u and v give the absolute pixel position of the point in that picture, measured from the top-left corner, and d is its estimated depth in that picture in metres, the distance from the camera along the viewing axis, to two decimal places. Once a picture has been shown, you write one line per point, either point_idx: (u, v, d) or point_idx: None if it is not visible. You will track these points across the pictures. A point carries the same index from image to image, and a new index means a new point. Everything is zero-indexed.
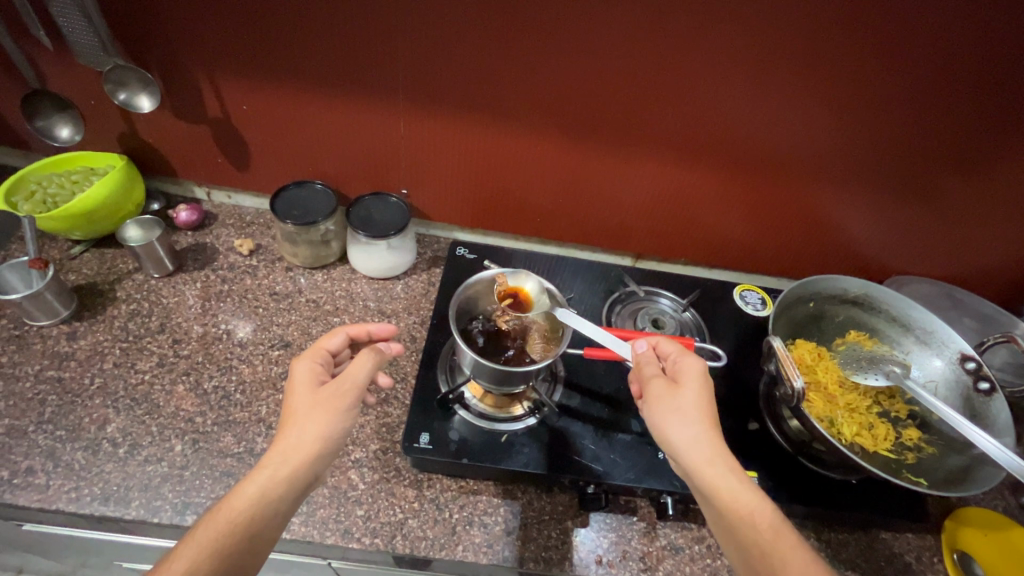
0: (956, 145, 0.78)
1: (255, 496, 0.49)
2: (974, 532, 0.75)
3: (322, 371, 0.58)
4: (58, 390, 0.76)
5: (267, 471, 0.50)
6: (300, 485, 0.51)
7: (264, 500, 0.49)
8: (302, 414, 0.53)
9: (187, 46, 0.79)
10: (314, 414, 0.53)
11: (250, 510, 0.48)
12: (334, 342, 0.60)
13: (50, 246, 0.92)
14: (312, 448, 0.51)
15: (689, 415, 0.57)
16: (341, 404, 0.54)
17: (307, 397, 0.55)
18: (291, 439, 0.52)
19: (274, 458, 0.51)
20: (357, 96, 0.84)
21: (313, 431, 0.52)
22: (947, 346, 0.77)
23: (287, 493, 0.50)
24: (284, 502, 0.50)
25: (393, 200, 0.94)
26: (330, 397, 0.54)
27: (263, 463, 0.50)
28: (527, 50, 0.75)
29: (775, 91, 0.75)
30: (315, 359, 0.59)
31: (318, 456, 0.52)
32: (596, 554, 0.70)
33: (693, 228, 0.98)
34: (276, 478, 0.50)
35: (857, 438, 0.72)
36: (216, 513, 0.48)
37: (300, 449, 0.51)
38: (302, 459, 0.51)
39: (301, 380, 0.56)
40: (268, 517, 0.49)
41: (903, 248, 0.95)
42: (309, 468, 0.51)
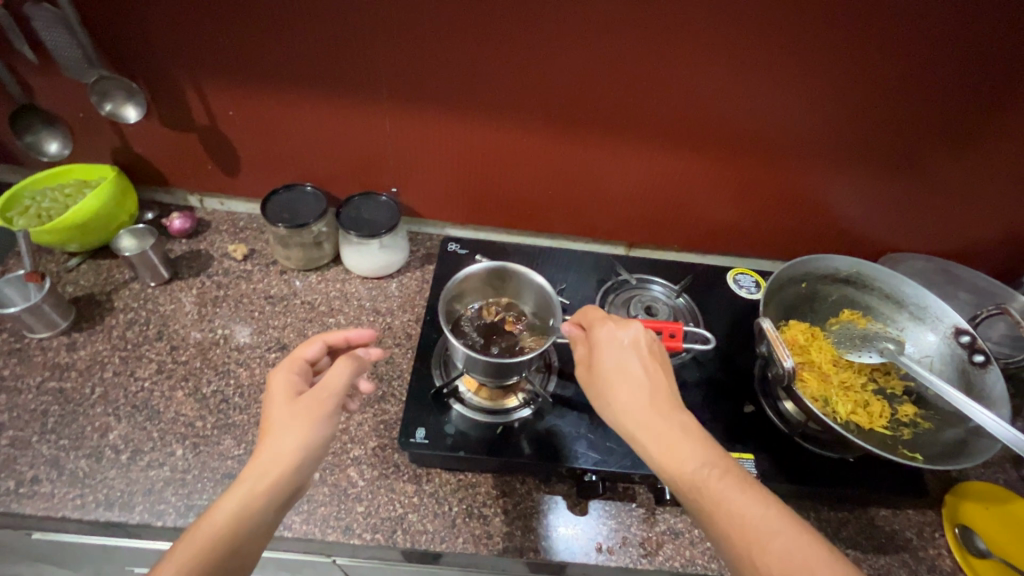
0: (944, 118, 0.78)
1: (235, 511, 0.49)
2: (974, 506, 0.74)
3: (299, 381, 0.58)
4: (60, 400, 0.77)
5: (247, 486, 0.50)
6: (282, 496, 0.51)
7: (246, 514, 0.49)
8: (281, 426, 0.53)
9: (170, 55, 0.79)
10: (293, 425, 0.53)
11: (232, 526, 0.48)
12: (312, 350, 0.61)
13: (48, 259, 0.93)
14: (293, 458, 0.52)
15: (607, 390, 0.57)
16: (321, 411, 0.55)
17: (284, 408, 0.55)
18: (270, 452, 0.52)
19: (254, 472, 0.51)
20: (342, 97, 0.84)
21: (293, 441, 0.53)
22: (941, 321, 0.77)
23: (269, 505, 0.50)
24: (265, 514, 0.50)
25: (382, 199, 0.94)
26: (309, 407, 0.55)
27: (243, 479, 0.51)
28: (507, 42, 0.75)
29: (759, 73, 0.75)
30: (292, 368, 0.59)
31: (300, 466, 0.53)
32: (596, 542, 0.70)
33: (684, 214, 0.98)
34: (258, 491, 0.50)
35: (853, 417, 0.72)
36: (194, 534, 0.47)
37: (280, 461, 0.52)
38: (282, 471, 0.51)
39: (278, 390, 0.57)
40: (249, 531, 0.49)
41: (896, 225, 0.95)
42: (291, 479, 0.52)
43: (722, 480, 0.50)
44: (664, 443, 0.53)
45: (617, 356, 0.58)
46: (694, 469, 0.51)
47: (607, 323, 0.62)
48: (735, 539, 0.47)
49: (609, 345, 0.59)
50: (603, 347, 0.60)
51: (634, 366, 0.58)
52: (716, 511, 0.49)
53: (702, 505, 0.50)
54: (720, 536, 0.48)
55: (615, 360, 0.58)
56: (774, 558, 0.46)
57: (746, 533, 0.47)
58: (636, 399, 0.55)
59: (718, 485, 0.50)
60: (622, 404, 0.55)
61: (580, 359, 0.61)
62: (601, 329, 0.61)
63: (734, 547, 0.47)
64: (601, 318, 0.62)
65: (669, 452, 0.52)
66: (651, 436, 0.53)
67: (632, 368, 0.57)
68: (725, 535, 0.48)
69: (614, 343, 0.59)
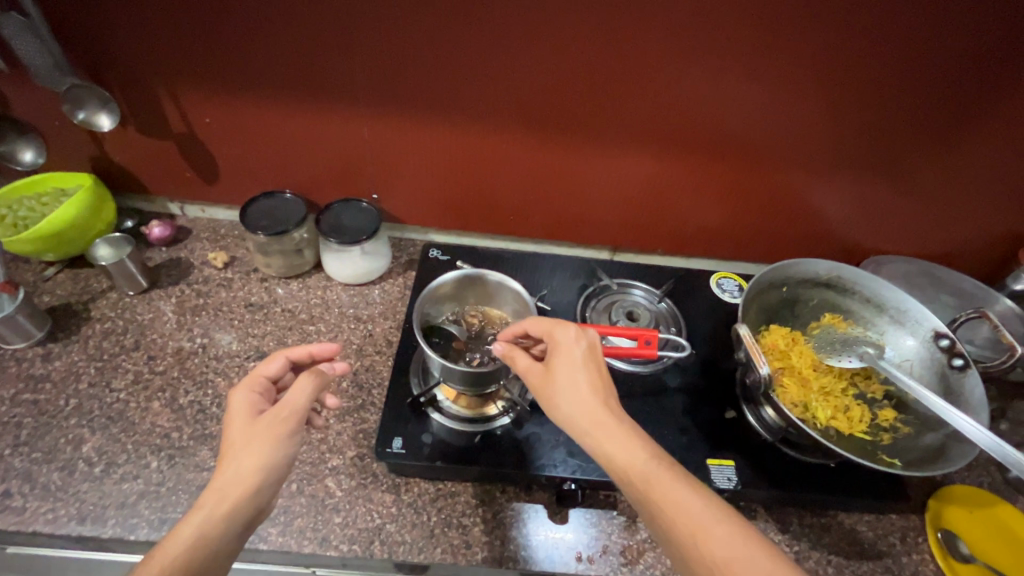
0: (921, 121, 0.78)
1: (193, 537, 0.48)
2: (958, 510, 0.74)
3: (260, 401, 0.58)
4: (33, 412, 0.76)
5: (205, 510, 0.50)
6: (241, 520, 0.51)
7: (202, 540, 0.48)
8: (239, 448, 0.53)
9: (144, 63, 0.79)
10: (250, 447, 0.53)
11: (186, 554, 0.47)
12: (273, 367, 0.61)
13: (24, 268, 0.92)
14: (251, 480, 0.52)
15: (568, 395, 0.56)
16: (280, 431, 0.55)
17: (243, 429, 0.55)
18: (227, 475, 0.52)
19: (211, 497, 0.51)
20: (319, 103, 0.83)
21: (251, 463, 0.52)
22: (921, 325, 0.76)
23: (226, 530, 0.50)
24: (225, 538, 0.50)
25: (363, 205, 0.94)
26: (267, 427, 0.55)
27: (201, 503, 0.50)
28: (483, 48, 0.74)
29: (735, 77, 0.75)
30: (253, 387, 0.59)
31: (260, 487, 0.52)
32: (577, 551, 0.70)
33: (666, 218, 0.98)
34: (214, 516, 0.50)
35: (833, 422, 0.72)
36: (147, 565, 0.47)
37: (239, 483, 0.51)
38: (242, 493, 0.51)
39: (238, 412, 0.57)
40: (206, 558, 0.48)
41: (879, 228, 0.95)
42: (249, 502, 0.51)
43: (665, 473, 0.51)
44: (617, 444, 0.53)
45: (575, 359, 0.58)
46: (642, 464, 0.52)
47: (559, 326, 0.61)
48: (680, 531, 0.48)
49: (566, 348, 0.59)
50: (560, 351, 0.59)
51: (586, 370, 0.58)
52: (663, 505, 0.50)
53: (650, 500, 0.50)
54: (667, 530, 0.49)
55: (573, 364, 0.57)
56: (717, 544, 0.47)
57: (690, 523, 0.48)
58: (582, 400, 0.55)
59: (663, 479, 0.51)
60: (573, 406, 0.55)
61: (534, 366, 0.59)
62: (557, 333, 0.60)
63: (680, 539, 0.48)
64: (553, 323, 0.61)
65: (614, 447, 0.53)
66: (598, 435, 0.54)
67: (589, 371, 0.58)
68: (671, 528, 0.49)
69: (572, 347, 0.59)
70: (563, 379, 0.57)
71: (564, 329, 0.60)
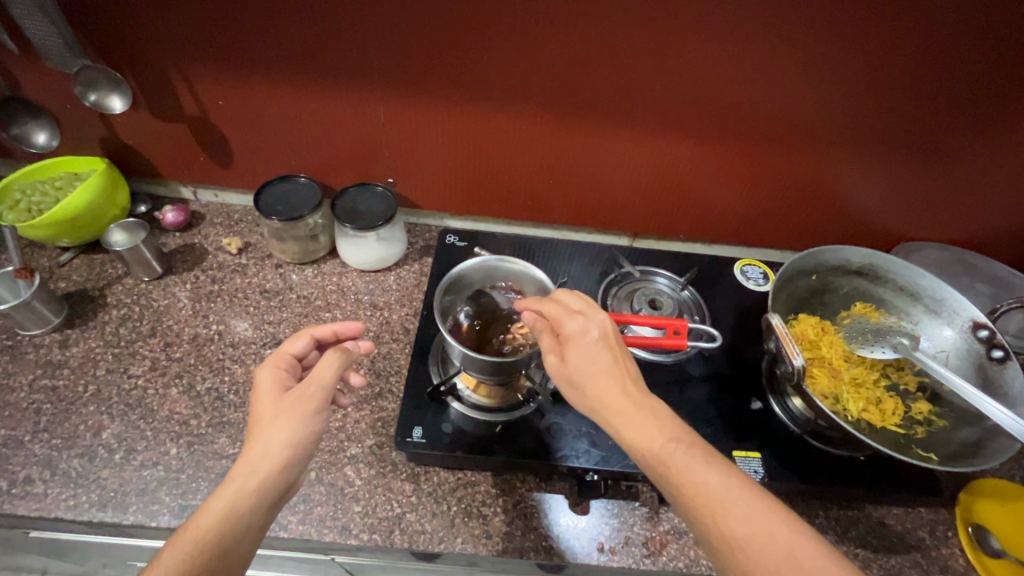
0: (967, 101, 0.74)
1: (222, 513, 0.48)
2: (990, 505, 0.72)
3: (286, 377, 0.58)
4: (52, 399, 0.76)
5: (234, 485, 0.49)
6: (271, 496, 0.50)
7: (234, 514, 0.48)
8: (268, 423, 0.53)
9: (155, 43, 0.77)
10: (278, 423, 0.52)
11: (218, 528, 0.47)
12: (298, 346, 0.61)
13: (39, 254, 0.91)
14: (279, 456, 0.51)
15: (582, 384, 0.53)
16: (308, 407, 0.54)
17: (270, 405, 0.54)
18: (255, 451, 0.51)
19: (241, 472, 0.50)
20: (334, 85, 0.81)
21: (280, 439, 0.52)
22: (958, 315, 0.74)
23: (257, 505, 0.49)
24: (254, 514, 0.49)
25: (378, 190, 0.92)
26: (295, 403, 0.54)
27: (229, 480, 0.50)
28: (504, 25, 0.71)
29: (770, 56, 0.71)
30: (279, 365, 0.59)
31: (288, 465, 0.51)
32: (598, 541, 0.69)
33: (689, 204, 0.95)
34: (245, 491, 0.49)
35: (865, 414, 0.70)
36: (183, 535, 0.47)
37: (267, 459, 0.51)
38: (269, 469, 0.50)
39: (266, 387, 0.56)
40: (238, 532, 0.48)
41: (911, 214, 0.91)
42: (277, 479, 0.51)
43: (686, 451, 0.49)
44: (635, 426, 0.50)
45: (587, 347, 0.54)
46: (660, 444, 0.49)
47: (568, 313, 0.57)
48: (698, 508, 0.46)
49: (577, 338, 0.55)
50: (570, 341, 0.55)
51: (606, 353, 0.54)
52: (682, 482, 0.47)
53: (668, 478, 0.48)
54: (687, 508, 0.47)
55: (585, 352, 0.54)
56: (739, 526, 0.45)
57: (710, 500, 0.46)
58: (604, 382, 0.52)
59: (682, 457, 0.48)
60: (596, 389, 0.52)
61: (546, 355, 0.56)
62: (564, 322, 0.57)
63: (699, 518, 0.46)
64: (563, 309, 0.58)
65: (635, 426, 0.50)
66: (619, 416, 0.51)
67: (605, 357, 0.54)
68: (691, 506, 0.47)
69: (582, 334, 0.55)
70: (576, 368, 0.54)
71: (573, 317, 0.57)
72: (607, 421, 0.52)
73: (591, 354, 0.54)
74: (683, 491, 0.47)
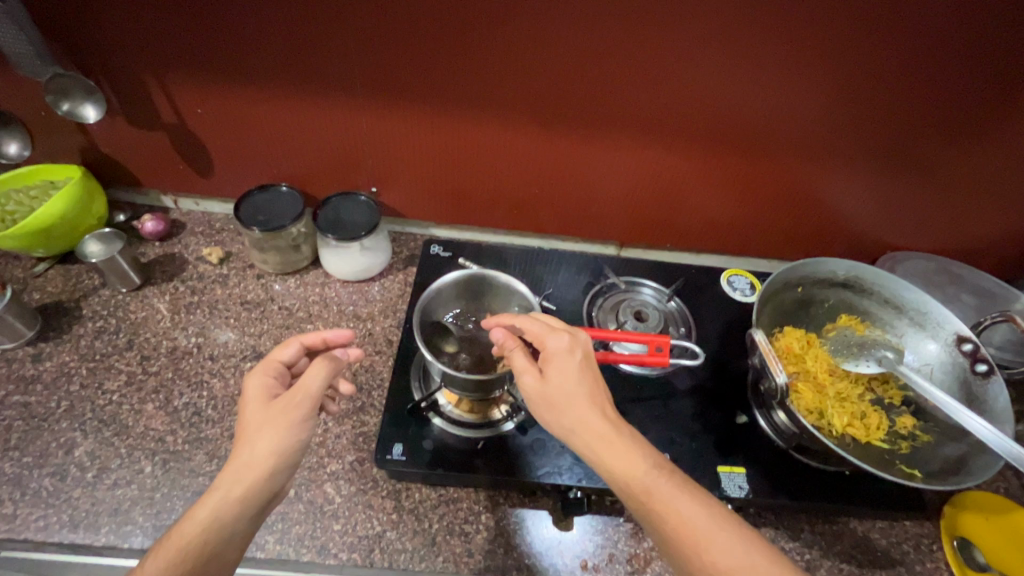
0: (949, 114, 0.74)
1: (206, 521, 0.47)
2: (975, 517, 0.70)
3: (275, 384, 0.56)
4: (24, 415, 0.74)
5: (219, 493, 0.48)
6: (256, 504, 0.49)
7: (217, 523, 0.47)
8: (253, 431, 0.51)
9: (131, 52, 0.75)
10: (264, 430, 0.51)
11: (201, 537, 0.46)
12: (287, 353, 0.59)
13: (14, 265, 0.89)
14: (266, 464, 0.50)
15: (560, 404, 0.52)
16: (294, 415, 0.53)
17: (259, 411, 0.53)
18: (242, 459, 0.50)
19: (226, 480, 0.49)
20: (316, 94, 0.80)
21: (265, 447, 0.50)
22: (942, 328, 0.74)
23: (242, 513, 0.48)
24: (239, 523, 0.48)
25: (362, 199, 0.90)
26: (281, 411, 0.53)
27: (214, 488, 0.49)
28: (485, 35, 0.70)
29: (756, 66, 0.70)
30: (268, 372, 0.57)
31: (273, 473, 0.50)
32: (582, 559, 0.68)
33: (676, 214, 0.95)
34: (229, 499, 0.48)
35: (849, 429, 0.69)
36: (166, 542, 0.46)
37: (253, 466, 0.50)
38: (256, 477, 0.49)
39: (253, 395, 0.55)
40: (222, 541, 0.47)
41: (896, 224, 0.91)
42: (264, 487, 0.50)
43: (669, 483, 0.49)
44: (615, 454, 0.50)
45: (570, 366, 0.54)
46: (644, 472, 0.49)
47: (551, 333, 0.57)
48: (683, 540, 0.46)
49: (558, 356, 0.55)
50: (551, 359, 0.55)
51: (583, 374, 0.54)
52: (664, 512, 0.47)
53: (650, 507, 0.48)
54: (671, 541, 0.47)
55: (567, 370, 0.54)
56: (722, 552, 0.45)
57: (695, 532, 0.46)
58: (582, 403, 0.52)
59: (664, 488, 0.48)
60: (573, 408, 0.52)
61: (524, 370, 0.55)
62: (548, 340, 0.57)
63: (684, 552, 0.46)
64: (545, 328, 0.58)
65: (614, 451, 0.50)
66: (596, 441, 0.50)
67: (585, 376, 0.54)
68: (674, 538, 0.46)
69: (565, 352, 0.55)
70: (556, 386, 0.53)
71: (555, 336, 0.57)
72: (585, 445, 0.51)
73: (573, 374, 0.54)
74: (667, 520, 0.47)
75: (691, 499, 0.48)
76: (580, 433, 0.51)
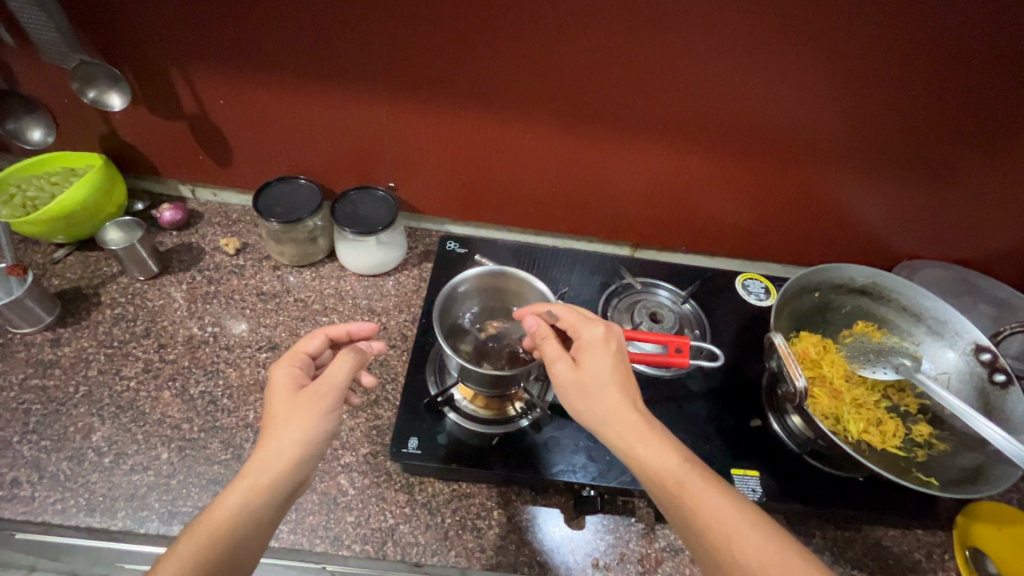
0: (973, 124, 0.73)
1: (236, 507, 0.47)
2: (987, 527, 0.70)
3: (301, 374, 0.57)
4: (43, 399, 0.75)
5: (248, 480, 0.49)
6: (283, 492, 0.50)
7: (248, 509, 0.48)
8: (281, 420, 0.52)
9: (157, 41, 0.76)
10: (293, 420, 0.52)
11: (230, 523, 0.47)
12: (313, 344, 0.60)
13: (33, 250, 0.90)
14: (295, 453, 0.50)
15: (591, 393, 0.54)
16: (321, 405, 0.53)
17: (286, 401, 0.54)
18: (271, 447, 0.50)
19: (254, 467, 0.50)
20: (338, 88, 0.80)
21: (294, 436, 0.51)
22: (960, 337, 0.73)
23: (270, 500, 0.49)
24: (267, 510, 0.49)
25: (379, 193, 0.91)
26: (309, 400, 0.53)
27: (242, 475, 0.49)
28: (510, 33, 0.70)
29: (780, 70, 0.70)
30: (293, 362, 0.58)
31: (301, 462, 0.51)
32: (593, 557, 0.68)
33: (692, 216, 0.95)
34: (260, 486, 0.49)
35: (865, 436, 0.69)
36: (196, 528, 0.46)
37: (282, 455, 0.50)
38: (285, 465, 0.50)
39: (279, 384, 0.55)
40: (250, 528, 0.47)
41: (913, 232, 0.91)
42: (291, 475, 0.50)
43: (701, 478, 0.49)
44: (642, 445, 0.51)
45: (603, 357, 0.56)
46: (676, 467, 0.50)
47: (585, 323, 0.59)
48: (714, 535, 0.46)
49: (591, 346, 0.57)
50: (585, 349, 0.57)
51: (615, 365, 0.56)
52: (695, 507, 0.47)
53: (681, 500, 0.48)
54: (698, 536, 0.47)
55: (601, 361, 0.56)
56: (752, 549, 0.45)
57: (726, 528, 0.46)
58: (613, 393, 0.54)
59: (697, 483, 0.48)
60: (604, 399, 0.53)
61: (557, 358, 0.57)
62: (582, 329, 0.58)
63: (715, 547, 0.46)
64: (580, 317, 0.59)
65: (645, 445, 0.51)
66: (628, 433, 0.51)
67: (618, 368, 0.56)
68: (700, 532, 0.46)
69: (598, 343, 0.57)
70: (589, 375, 0.55)
71: (589, 326, 0.58)
72: (616, 435, 0.52)
73: (606, 364, 0.55)
74: (698, 514, 0.47)
75: (724, 495, 0.48)
76: (611, 424, 0.52)
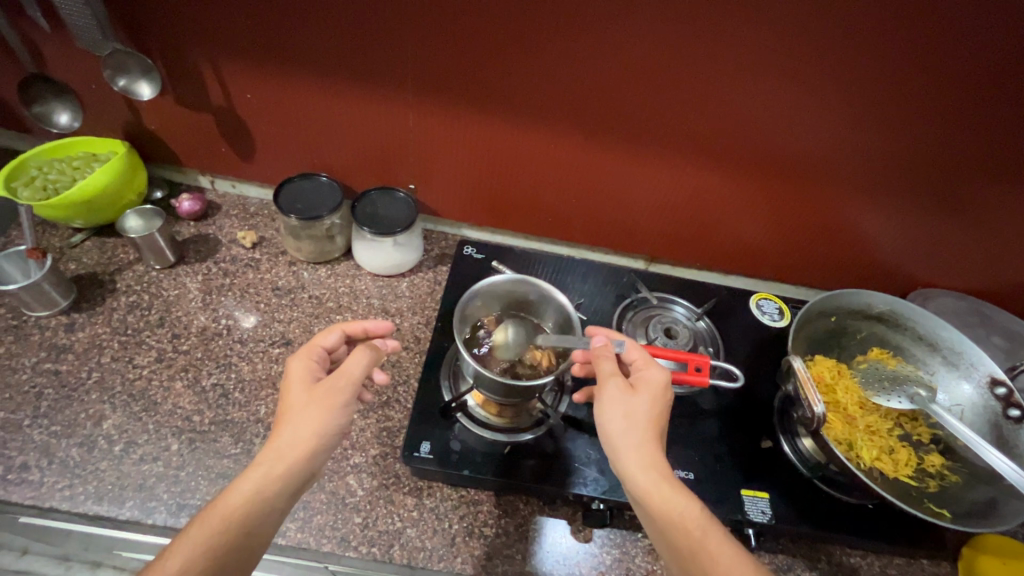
0: (995, 159, 0.74)
1: (249, 495, 0.48)
2: (992, 560, 0.70)
3: (317, 368, 0.57)
4: (55, 383, 0.75)
5: (262, 469, 0.49)
6: (294, 482, 0.50)
7: (260, 497, 0.48)
8: (296, 413, 0.52)
9: (189, 34, 0.76)
10: (308, 412, 0.52)
11: (241, 510, 0.47)
12: (331, 339, 0.60)
13: (51, 234, 0.90)
14: (308, 445, 0.51)
15: (634, 420, 0.56)
16: (336, 399, 0.53)
17: (301, 394, 0.54)
18: (285, 438, 0.51)
19: (269, 455, 0.50)
20: (364, 89, 0.80)
21: (307, 428, 0.51)
22: (975, 369, 0.74)
23: (282, 490, 0.49)
24: (279, 499, 0.49)
25: (399, 195, 0.91)
26: (325, 394, 0.53)
27: (255, 464, 0.49)
28: (541, 46, 0.71)
29: (805, 94, 0.71)
30: (310, 356, 0.58)
31: (314, 454, 0.51)
32: (599, 571, 0.68)
33: (709, 235, 0.95)
34: (271, 476, 0.49)
35: (877, 463, 0.70)
36: (209, 513, 0.47)
37: (295, 446, 0.50)
38: (297, 457, 0.50)
39: (296, 377, 0.55)
40: (263, 516, 0.48)
41: (929, 261, 0.91)
42: (304, 467, 0.50)
43: (717, 534, 0.50)
44: (662, 485, 0.52)
45: (655, 400, 0.58)
46: (695, 522, 0.51)
47: (650, 364, 0.61)
48: None
49: (648, 385, 0.58)
50: (640, 384, 0.58)
51: (659, 412, 0.57)
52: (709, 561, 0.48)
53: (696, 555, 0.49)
54: (679, 563, 0.50)
55: (653, 400, 0.57)
56: None
57: None
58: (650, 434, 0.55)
59: (714, 539, 0.50)
60: (639, 437, 0.55)
61: (613, 376, 0.59)
62: (644, 368, 0.60)
63: None
64: (645, 360, 0.61)
65: (667, 496, 0.52)
66: (651, 480, 0.52)
67: (661, 415, 0.58)
68: (685, 561, 0.49)
69: (655, 386, 0.58)
70: (638, 405, 0.57)
71: (653, 367, 0.60)
72: (639, 473, 0.53)
73: (653, 407, 0.57)
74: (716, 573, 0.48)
75: (743, 556, 0.49)
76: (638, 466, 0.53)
